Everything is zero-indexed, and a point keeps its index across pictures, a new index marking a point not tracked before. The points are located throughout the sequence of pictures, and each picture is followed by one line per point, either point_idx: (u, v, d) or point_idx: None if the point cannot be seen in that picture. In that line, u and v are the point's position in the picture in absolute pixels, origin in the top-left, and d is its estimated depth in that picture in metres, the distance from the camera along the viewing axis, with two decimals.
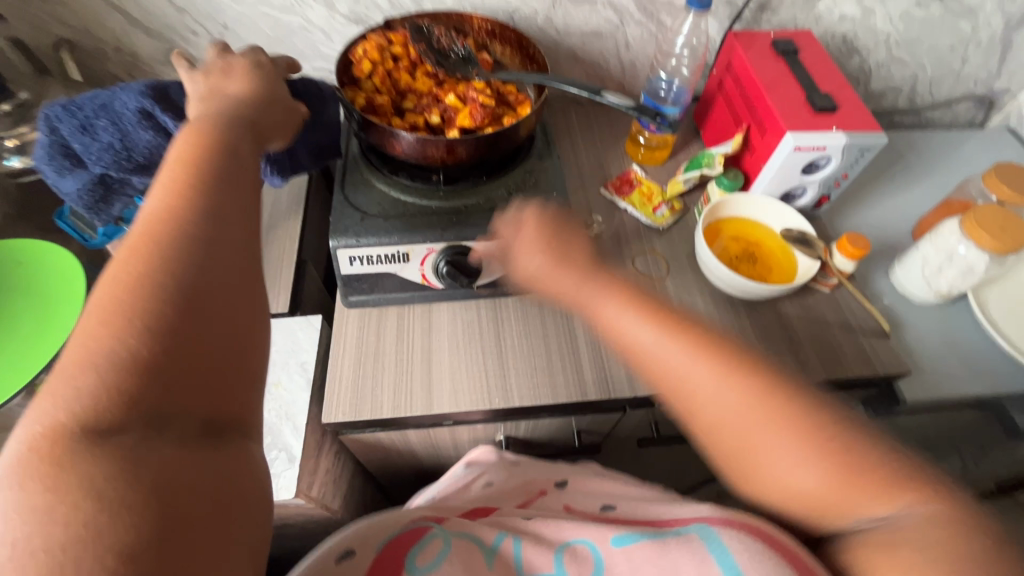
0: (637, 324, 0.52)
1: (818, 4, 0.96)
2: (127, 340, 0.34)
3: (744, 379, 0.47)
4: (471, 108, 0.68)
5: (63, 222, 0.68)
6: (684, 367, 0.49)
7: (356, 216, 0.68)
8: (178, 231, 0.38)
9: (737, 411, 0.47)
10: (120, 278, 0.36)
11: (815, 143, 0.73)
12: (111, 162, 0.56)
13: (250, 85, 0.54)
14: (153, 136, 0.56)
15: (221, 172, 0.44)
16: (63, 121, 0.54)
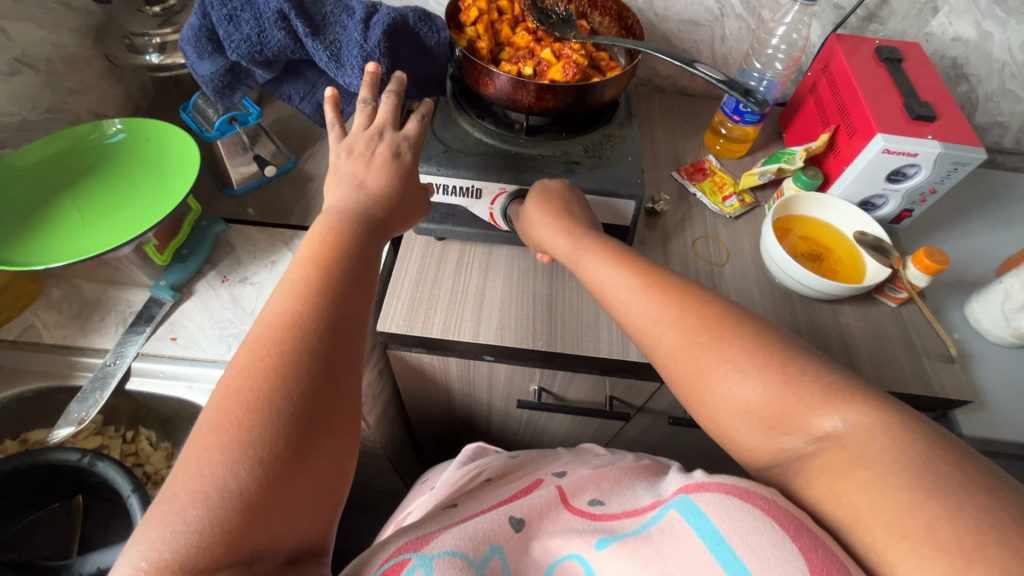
0: (608, 271, 0.60)
1: (931, 20, 0.92)
2: (239, 470, 0.38)
3: (690, 317, 0.53)
4: (563, 64, 0.71)
5: (186, 115, 0.77)
6: (637, 302, 0.56)
7: (440, 147, 0.72)
8: (297, 351, 0.43)
9: (687, 335, 0.52)
10: (243, 402, 0.40)
11: (907, 149, 0.71)
12: (245, 54, 0.63)
13: (387, 181, 0.58)
14: (284, 37, 0.63)
15: (342, 282, 0.49)
16: (215, 8, 0.61)
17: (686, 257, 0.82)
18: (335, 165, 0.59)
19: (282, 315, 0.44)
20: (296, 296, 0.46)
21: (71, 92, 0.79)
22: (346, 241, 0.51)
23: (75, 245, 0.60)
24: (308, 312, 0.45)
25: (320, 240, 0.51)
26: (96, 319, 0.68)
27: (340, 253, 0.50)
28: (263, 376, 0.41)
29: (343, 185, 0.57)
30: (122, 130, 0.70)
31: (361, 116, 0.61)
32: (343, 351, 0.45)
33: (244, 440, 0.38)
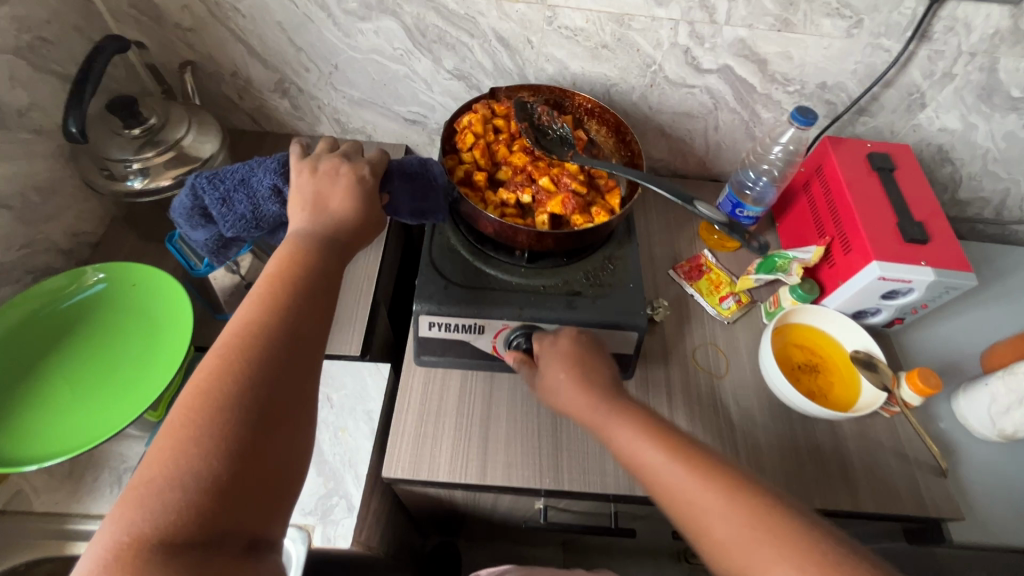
0: (639, 442, 0.56)
1: (919, 114, 0.93)
2: (209, 459, 0.39)
3: (719, 486, 0.51)
4: (563, 197, 0.72)
5: (171, 246, 0.74)
6: (677, 483, 0.53)
7: (440, 283, 0.71)
8: (259, 350, 0.44)
9: (736, 528, 0.48)
10: (210, 394, 0.41)
11: (901, 276, 0.73)
12: (240, 229, 0.61)
13: (354, 208, 0.55)
14: (281, 209, 0.60)
15: (310, 287, 0.50)
16: (207, 192, 0.59)
17: (685, 365, 0.83)
18: (298, 183, 0.56)
19: (240, 332, 0.45)
20: (262, 302, 0.47)
21: (46, 219, 0.75)
22: (307, 256, 0.51)
23: (65, 427, 0.57)
24: (269, 329, 0.46)
25: (288, 252, 0.51)
26: (89, 479, 0.65)
27: (302, 269, 0.50)
28: (223, 384, 0.42)
29: (309, 206, 0.55)
30: (102, 280, 0.67)
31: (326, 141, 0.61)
32: (305, 355, 0.46)
33: (201, 446, 0.39)
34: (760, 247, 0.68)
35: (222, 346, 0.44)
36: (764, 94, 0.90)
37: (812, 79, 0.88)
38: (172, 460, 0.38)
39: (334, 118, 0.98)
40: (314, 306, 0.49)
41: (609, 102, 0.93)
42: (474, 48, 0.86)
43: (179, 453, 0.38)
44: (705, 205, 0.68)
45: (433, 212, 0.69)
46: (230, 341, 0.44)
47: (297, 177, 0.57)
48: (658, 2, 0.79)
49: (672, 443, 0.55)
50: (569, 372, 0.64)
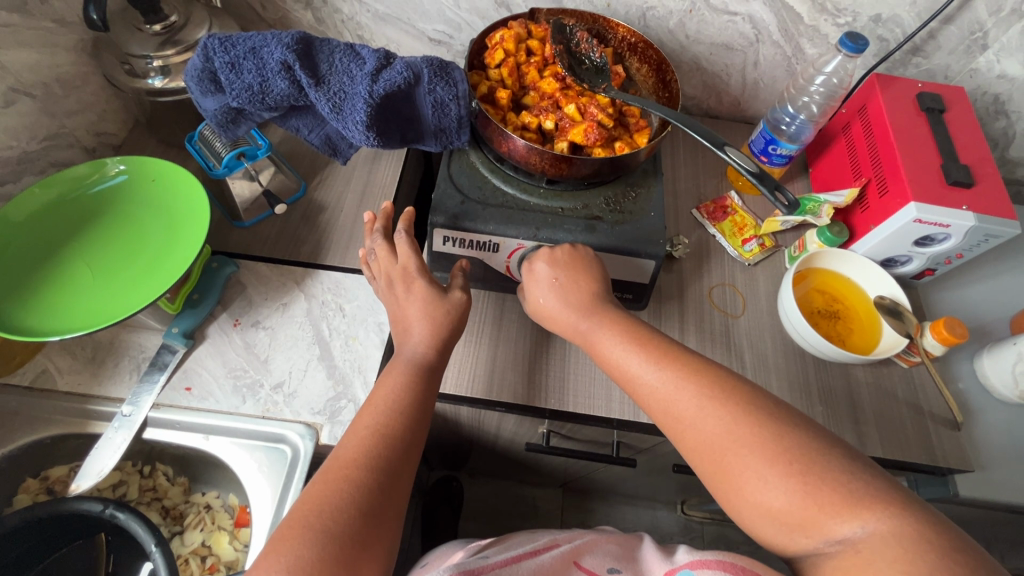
0: (626, 352, 0.58)
1: (978, 57, 0.87)
2: (335, 515, 0.45)
3: (710, 390, 0.52)
4: (587, 126, 0.69)
5: (192, 147, 0.74)
6: (660, 392, 0.54)
7: (457, 198, 0.70)
8: (383, 429, 0.52)
9: (714, 429, 0.50)
10: (347, 460, 0.49)
11: (939, 220, 0.69)
12: (246, 100, 0.65)
13: (427, 320, 0.60)
14: (287, 87, 0.64)
15: (428, 380, 0.58)
16: (217, 54, 0.62)
17: (701, 305, 0.81)
18: (383, 296, 0.65)
19: (352, 454, 0.50)
20: (393, 383, 0.56)
21: (70, 114, 0.75)
22: (407, 393, 0.55)
23: (85, 309, 0.59)
24: (376, 458, 0.50)
25: (389, 384, 0.56)
26: (111, 366, 0.67)
27: (402, 401, 0.55)
28: (357, 453, 0.50)
29: (399, 320, 0.63)
30: (124, 171, 0.68)
31: (382, 255, 0.66)
32: (417, 438, 0.54)
33: (337, 496, 0.46)
34: (783, 206, 0.62)
35: (333, 467, 0.49)
36: (811, 26, 0.85)
37: (866, 11, 0.82)
38: (313, 510, 0.45)
39: (357, 33, 0.96)
40: (429, 389, 0.57)
41: (644, 28, 0.89)
42: None
43: (320, 505, 0.46)
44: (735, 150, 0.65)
45: (452, 131, 0.70)
46: (342, 462, 0.49)
47: (381, 289, 0.65)
48: None
49: (661, 355, 0.56)
50: (555, 285, 0.64)
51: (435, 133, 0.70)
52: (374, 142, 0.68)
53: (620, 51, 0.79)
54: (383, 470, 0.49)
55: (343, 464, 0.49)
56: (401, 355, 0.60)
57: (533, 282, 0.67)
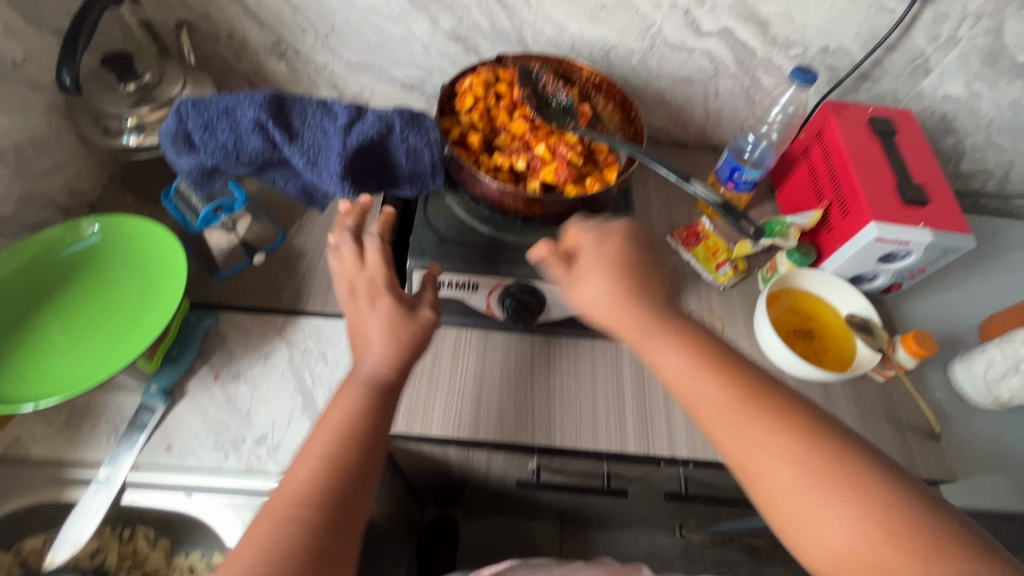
0: (688, 369, 0.55)
1: (922, 81, 0.92)
2: (285, 559, 0.45)
3: (783, 422, 0.50)
4: (557, 165, 0.72)
5: (168, 202, 0.74)
6: (730, 417, 0.52)
7: (436, 241, 0.71)
8: (338, 458, 0.52)
9: (789, 466, 0.48)
10: (295, 495, 0.49)
11: (899, 237, 0.72)
12: (220, 159, 0.65)
13: (389, 339, 0.58)
14: (261, 144, 0.65)
15: (385, 400, 0.57)
16: (191, 117, 0.64)
17: None
18: (345, 303, 0.62)
19: (302, 489, 0.49)
20: (347, 408, 0.55)
21: (42, 175, 0.75)
22: (359, 420, 0.55)
23: (57, 374, 0.58)
24: (327, 492, 0.49)
25: (342, 410, 0.55)
26: (90, 430, 0.66)
27: (357, 427, 0.54)
28: (307, 486, 0.49)
29: (358, 333, 0.60)
30: (98, 233, 0.68)
31: (352, 262, 0.63)
32: (373, 464, 0.53)
33: (287, 539, 0.46)
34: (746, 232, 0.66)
35: (281, 503, 0.48)
36: (765, 59, 0.89)
37: (814, 43, 0.87)
38: (262, 555, 0.45)
39: (330, 82, 0.98)
40: (386, 411, 0.57)
41: (608, 67, 0.92)
42: (472, 9, 0.85)
43: (268, 548, 0.45)
44: (699, 181, 0.69)
45: (426, 176, 0.71)
46: (290, 497, 0.49)
47: (342, 296, 0.63)
48: None
49: (727, 376, 0.53)
50: (600, 295, 0.59)
51: (411, 179, 0.71)
52: (350, 193, 0.68)
53: (587, 89, 0.81)
54: (335, 504, 0.49)
55: (291, 502, 0.48)
56: (354, 376, 0.58)
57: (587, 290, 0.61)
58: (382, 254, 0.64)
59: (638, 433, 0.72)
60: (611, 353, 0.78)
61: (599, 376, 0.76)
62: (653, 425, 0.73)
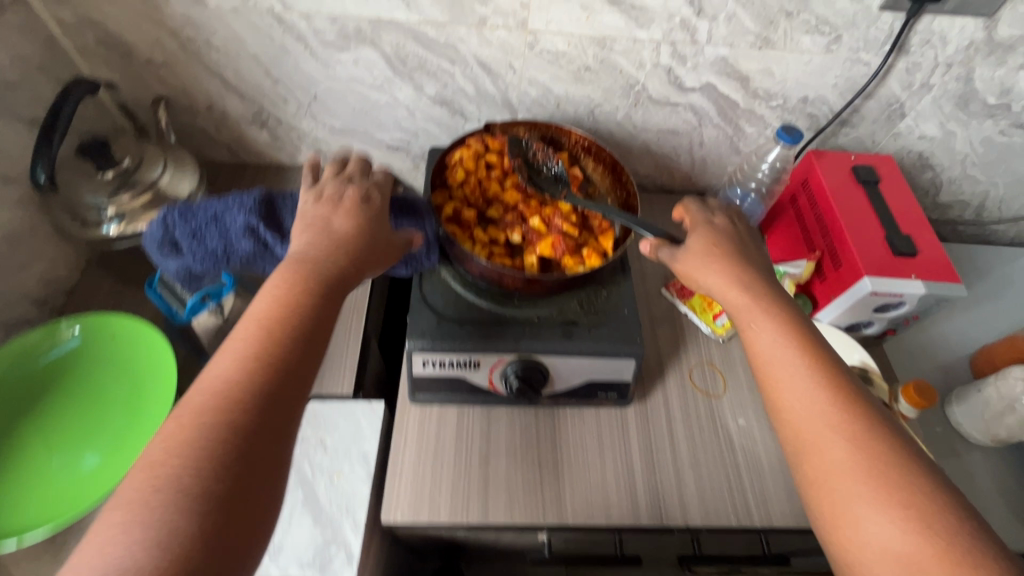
0: (779, 347, 0.58)
1: (899, 123, 0.94)
2: (202, 449, 0.43)
3: (853, 422, 0.52)
4: (553, 239, 0.73)
5: (153, 292, 0.72)
6: (805, 398, 0.54)
7: (434, 319, 0.70)
8: (266, 353, 0.49)
9: (844, 456, 0.50)
10: (217, 390, 0.46)
11: (893, 290, 0.73)
12: (210, 265, 0.65)
13: (355, 221, 0.62)
14: (250, 246, 0.64)
15: (317, 290, 0.55)
16: (179, 227, 0.64)
17: (683, 387, 0.82)
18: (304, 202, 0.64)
19: (222, 382, 0.47)
20: (276, 300, 0.53)
21: (17, 270, 0.72)
22: (295, 300, 0.53)
23: (51, 492, 0.57)
24: (248, 385, 0.47)
25: (274, 294, 0.53)
26: (70, 544, 0.60)
27: (288, 316, 0.52)
28: (229, 375, 0.47)
29: (316, 225, 0.61)
30: (79, 335, 0.65)
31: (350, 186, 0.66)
32: (303, 363, 0.51)
33: (203, 427, 0.44)
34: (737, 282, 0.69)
35: (208, 394, 0.46)
36: (747, 110, 0.91)
37: (794, 94, 0.88)
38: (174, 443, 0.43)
39: (314, 147, 0.97)
40: (316, 305, 0.53)
41: (594, 122, 0.93)
42: (455, 75, 0.84)
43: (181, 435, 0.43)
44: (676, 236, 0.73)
45: (421, 257, 0.72)
46: (209, 389, 0.46)
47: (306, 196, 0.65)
48: (640, 25, 0.77)
49: (818, 375, 0.55)
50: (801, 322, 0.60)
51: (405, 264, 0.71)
52: None
53: (576, 152, 0.81)
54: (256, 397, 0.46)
55: (213, 396, 0.46)
56: (296, 257, 0.57)
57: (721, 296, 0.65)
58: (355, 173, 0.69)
59: (649, 503, 0.71)
60: (616, 415, 0.78)
61: (606, 444, 0.76)
62: (662, 489, 0.73)
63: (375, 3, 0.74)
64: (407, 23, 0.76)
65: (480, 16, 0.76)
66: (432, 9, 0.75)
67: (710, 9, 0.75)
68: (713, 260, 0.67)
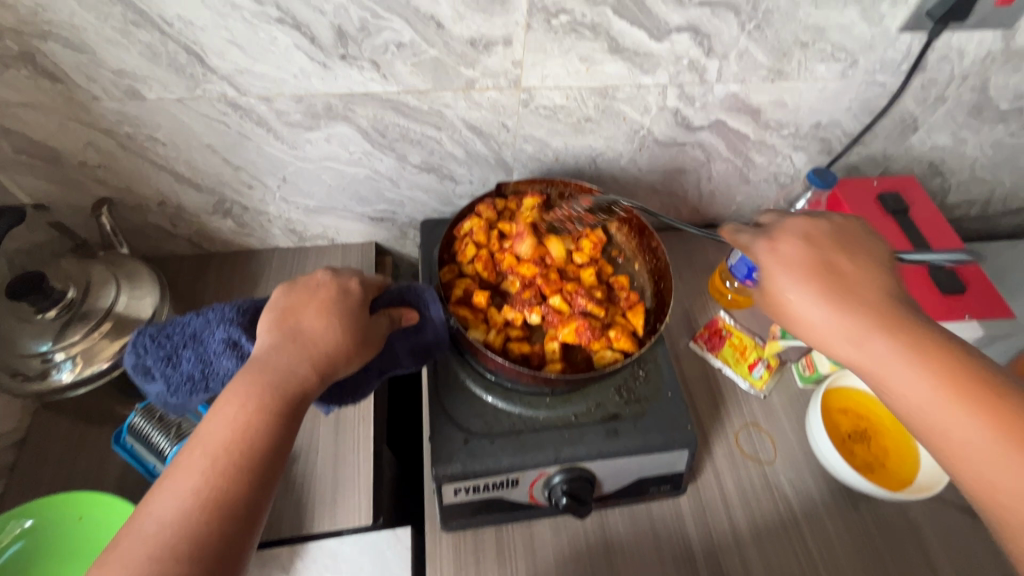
0: (894, 371, 0.47)
1: (911, 137, 0.89)
2: None
3: (1019, 449, 0.41)
4: (579, 325, 0.65)
5: (123, 449, 0.61)
6: (941, 428, 0.44)
7: (459, 437, 0.61)
8: (211, 484, 0.41)
9: (1022, 493, 0.40)
10: (150, 535, 0.38)
11: (949, 335, 0.68)
12: (187, 392, 0.53)
13: (328, 328, 0.49)
14: (234, 365, 0.51)
15: (282, 405, 0.45)
16: (150, 351, 0.52)
17: (732, 456, 0.76)
18: (273, 304, 0.51)
19: (158, 529, 0.39)
20: (231, 416, 0.43)
21: None
22: (249, 419, 0.43)
23: None
24: (192, 531, 0.39)
25: (227, 410, 0.43)
26: None
27: (243, 437, 0.43)
28: (167, 517, 0.39)
29: (285, 332, 0.49)
30: (27, 529, 0.54)
31: (322, 271, 0.55)
32: (256, 492, 0.42)
33: None
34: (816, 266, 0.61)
35: (139, 546, 0.38)
36: (758, 141, 0.84)
37: (807, 121, 0.82)
38: None
39: (288, 228, 0.86)
40: (279, 423, 0.44)
41: (595, 171, 0.84)
42: (442, 141, 0.74)
43: None
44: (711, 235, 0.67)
45: (436, 347, 0.62)
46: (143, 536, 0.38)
47: (279, 296, 0.52)
48: (645, 70, 0.69)
49: (957, 398, 0.44)
50: (923, 330, 0.48)
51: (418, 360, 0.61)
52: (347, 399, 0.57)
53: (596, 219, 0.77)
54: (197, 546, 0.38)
55: (148, 552, 0.38)
56: (258, 362, 0.47)
57: (803, 325, 0.53)
58: (341, 272, 0.55)
59: None
60: (667, 504, 0.71)
61: (663, 539, 0.68)
62: None
63: (346, 78, 0.64)
64: (384, 95, 0.66)
65: (467, 79, 0.66)
66: (412, 77, 0.65)
67: (720, 47, 0.68)
68: (825, 246, 0.54)
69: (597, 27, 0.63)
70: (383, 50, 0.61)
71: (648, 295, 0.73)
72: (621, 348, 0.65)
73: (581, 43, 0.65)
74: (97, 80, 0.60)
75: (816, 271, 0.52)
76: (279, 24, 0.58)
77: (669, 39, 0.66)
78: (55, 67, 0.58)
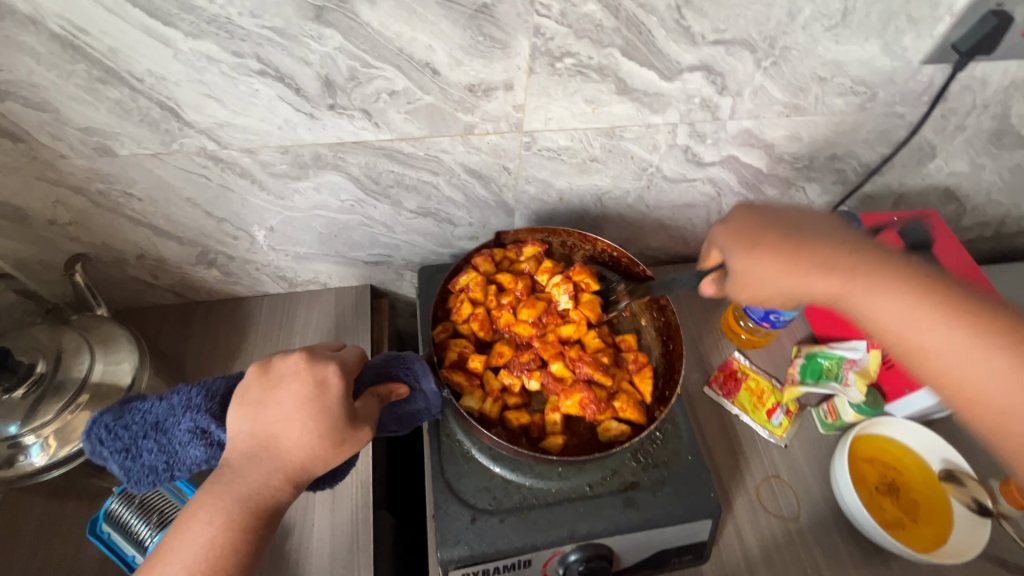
0: (902, 309, 0.47)
1: (928, 165, 0.85)
2: None
3: (986, 346, 0.44)
4: (582, 398, 0.61)
5: (99, 539, 0.55)
6: (921, 342, 0.47)
7: (466, 515, 0.57)
8: None
9: (968, 374, 0.44)
10: None
11: None
12: (151, 481, 0.50)
13: (302, 432, 0.45)
14: (200, 458, 0.49)
15: (255, 520, 0.43)
16: (107, 442, 0.49)
17: (755, 513, 0.71)
18: (243, 399, 0.47)
19: None
20: (204, 532, 0.42)
21: None
22: (220, 537, 0.42)
23: None
24: None
25: (199, 525, 0.42)
26: None
27: (213, 556, 0.41)
28: None
29: (259, 437, 0.45)
30: None
31: (297, 357, 0.49)
32: None
33: None
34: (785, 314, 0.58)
35: None
36: (771, 175, 0.80)
37: (823, 154, 0.77)
38: None
39: (276, 275, 0.81)
40: (251, 541, 0.43)
41: (601, 209, 0.80)
42: (440, 185, 0.70)
43: None
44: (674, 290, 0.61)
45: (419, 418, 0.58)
46: None
47: (250, 388, 0.48)
48: (654, 110, 0.65)
49: (936, 318, 0.46)
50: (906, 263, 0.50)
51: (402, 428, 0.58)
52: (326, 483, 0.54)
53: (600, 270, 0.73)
54: None
55: None
56: (229, 468, 0.44)
57: (771, 286, 0.52)
58: (315, 356, 0.49)
59: None
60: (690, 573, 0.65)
61: None
62: None
63: (335, 127, 0.59)
64: (377, 143, 0.62)
65: (466, 124, 0.62)
66: (406, 124, 0.60)
67: (734, 85, 0.64)
68: (738, 236, 0.55)
69: (605, 69, 0.59)
70: (375, 98, 0.57)
71: (657, 355, 0.70)
72: (626, 418, 0.62)
73: (587, 85, 0.60)
74: (63, 138, 0.55)
75: (753, 249, 0.53)
76: (261, 77, 0.53)
77: (680, 79, 0.62)
78: (17, 127, 0.53)
